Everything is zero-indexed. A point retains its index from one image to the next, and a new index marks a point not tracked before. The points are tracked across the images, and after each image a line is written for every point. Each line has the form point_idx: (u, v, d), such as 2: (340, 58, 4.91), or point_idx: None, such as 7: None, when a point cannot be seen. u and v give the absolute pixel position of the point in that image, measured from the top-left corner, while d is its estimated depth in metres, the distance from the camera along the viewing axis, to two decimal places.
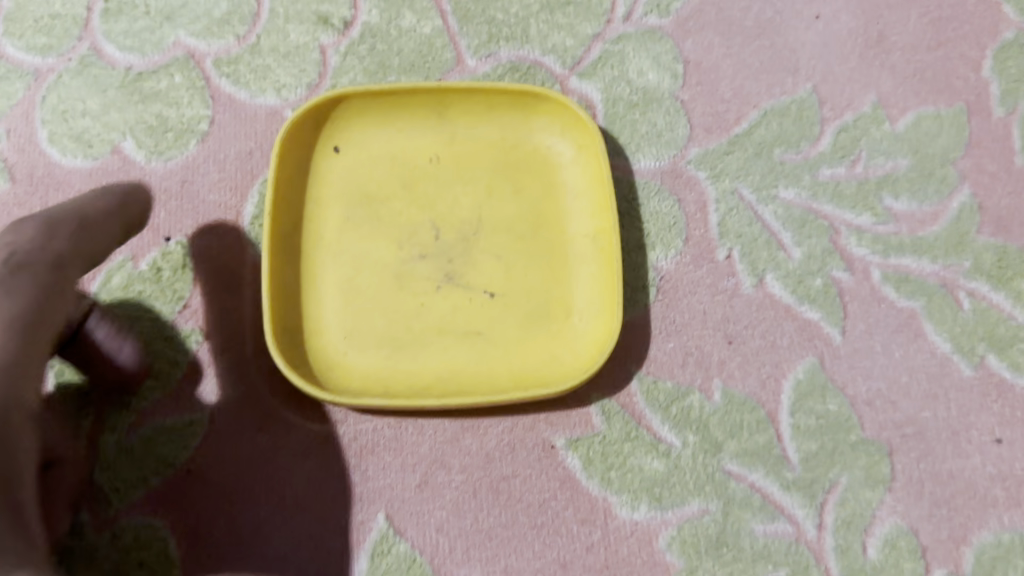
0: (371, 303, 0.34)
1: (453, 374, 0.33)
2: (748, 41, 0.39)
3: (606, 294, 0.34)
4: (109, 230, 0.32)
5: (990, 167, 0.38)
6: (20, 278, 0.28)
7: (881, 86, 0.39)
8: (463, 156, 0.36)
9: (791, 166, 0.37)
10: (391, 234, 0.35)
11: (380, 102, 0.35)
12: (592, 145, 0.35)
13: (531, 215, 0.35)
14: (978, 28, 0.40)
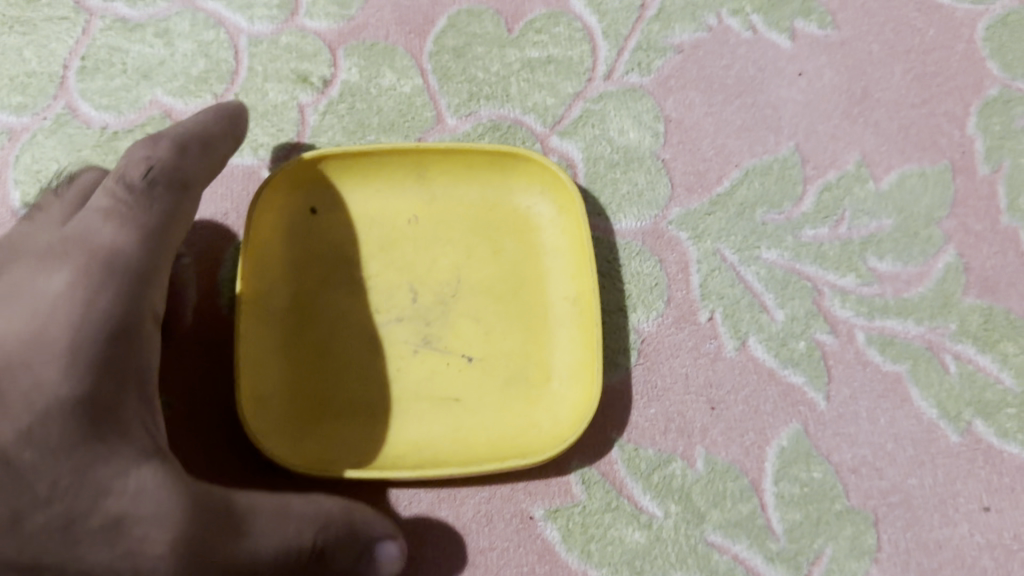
0: (347, 367, 0.33)
1: (429, 441, 0.33)
2: (729, 99, 0.39)
3: (586, 358, 0.33)
4: (226, 140, 0.33)
5: (975, 227, 0.37)
6: (158, 192, 0.30)
7: (866, 144, 0.38)
8: (442, 216, 0.35)
9: (774, 227, 0.36)
10: (368, 296, 0.34)
11: (358, 162, 0.35)
12: (571, 206, 0.35)
13: (510, 277, 0.35)
14: (961, 85, 0.40)
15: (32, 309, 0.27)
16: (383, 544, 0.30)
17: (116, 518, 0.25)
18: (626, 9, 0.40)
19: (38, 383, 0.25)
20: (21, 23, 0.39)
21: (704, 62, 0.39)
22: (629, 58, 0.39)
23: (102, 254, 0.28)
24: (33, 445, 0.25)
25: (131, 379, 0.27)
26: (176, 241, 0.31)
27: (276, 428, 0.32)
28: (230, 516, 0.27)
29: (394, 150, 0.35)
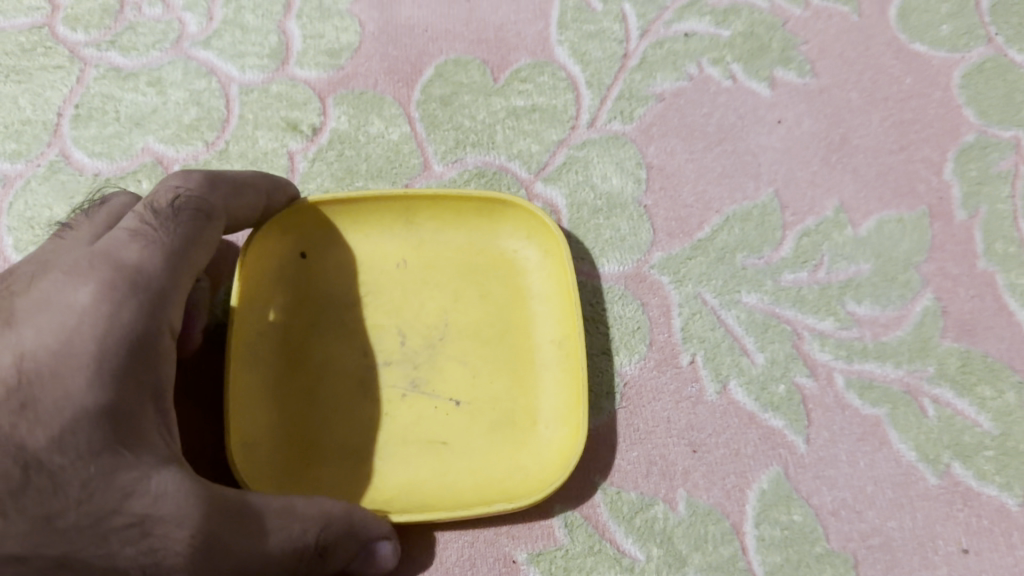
0: (336, 410, 0.34)
1: (416, 484, 0.33)
2: (709, 147, 0.39)
3: (571, 399, 0.33)
4: (263, 202, 0.34)
5: (953, 271, 0.38)
6: (185, 215, 0.30)
7: (844, 191, 0.39)
8: (431, 263, 0.36)
9: (754, 271, 0.37)
10: (357, 340, 0.35)
11: (349, 211, 0.36)
12: (556, 251, 0.35)
13: (497, 322, 0.35)
14: (939, 132, 0.41)
15: (56, 317, 0.26)
16: (381, 542, 0.31)
17: (140, 517, 0.25)
18: (609, 59, 0.41)
19: (66, 388, 0.25)
20: (19, 73, 0.40)
21: (685, 110, 0.40)
22: (612, 106, 0.40)
23: (126, 269, 0.28)
24: (59, 450, 0.25)
25: (149, 388, 0.27)
26: (196, 266, 0.31)
27: (263, 470, 0.32)
28: (248, 517, 0.27)
29: (383, 197, 0.35)
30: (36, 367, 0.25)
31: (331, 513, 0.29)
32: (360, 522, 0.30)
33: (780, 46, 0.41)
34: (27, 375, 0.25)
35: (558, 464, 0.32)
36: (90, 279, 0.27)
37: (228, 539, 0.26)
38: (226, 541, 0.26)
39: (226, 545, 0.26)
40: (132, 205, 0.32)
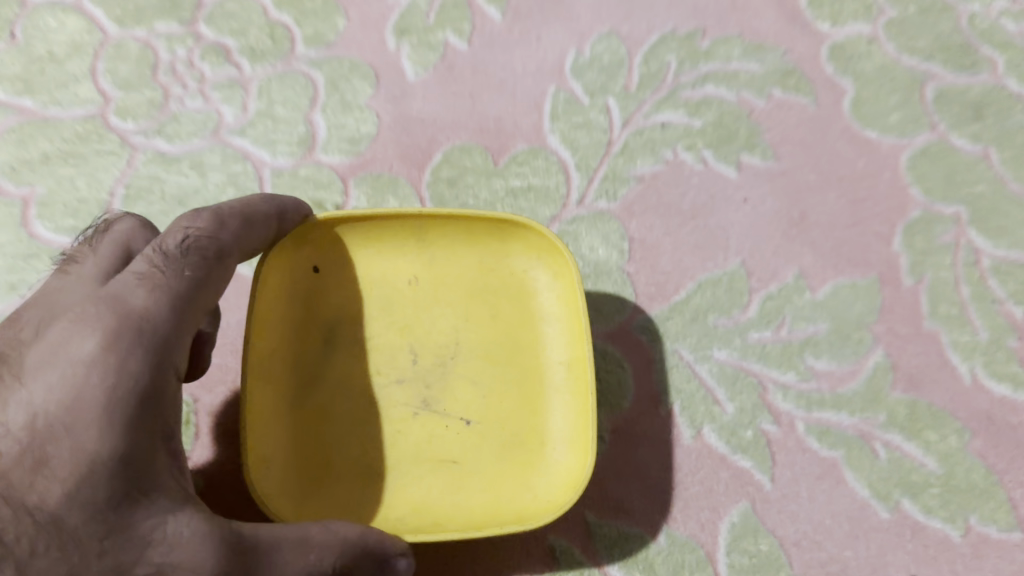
0: (359, 428, 0.38)
1: (437, 498, 0.37)
2: (683, 223, 0.45)
3: (578, 423, 0.37)
4: (267, 224, 0.36)
5: (901, 330, 0.43)
6: (192, 259, 0.32)
7: (804, 261, 0.44)
8: (441, 282, 0.40)
9: (724, 330, 0.42)
10: (376, 360, 0.39)
11: (368, 231, 0.39)
12: (564, 276, 0.39)
13: (506, 344, 0.40)
14: (889, 208, 0.46)
15: (65, 372, 0.28)
16: (399, 559, 0.34)
17: (156, 565, 0.29)
18: (595, 145, 0.46)
19: (78, 446, 0.28)
20: (77, 160, 0.46)
21: (662, 190, 0.45)
22: (598, 186, 0.45)
23: (132, 317, 0.30)
24: (75, 506, 0.28)
25: (160, 434, 0.30)
26: (202, 307, 0.33)
27: (282, 486, 0.36)
28: (257, 556, 0.30)
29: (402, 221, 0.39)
30: (51, 430, 0.28)
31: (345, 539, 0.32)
32: (374, 542, 0.33)
33: (746, 133, 0.47)
34: (43, 438, 0.28)
35: (563, 481, 0.37)
36: (99, 328, 0.29)
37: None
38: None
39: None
40: (132, 230, 0.35)
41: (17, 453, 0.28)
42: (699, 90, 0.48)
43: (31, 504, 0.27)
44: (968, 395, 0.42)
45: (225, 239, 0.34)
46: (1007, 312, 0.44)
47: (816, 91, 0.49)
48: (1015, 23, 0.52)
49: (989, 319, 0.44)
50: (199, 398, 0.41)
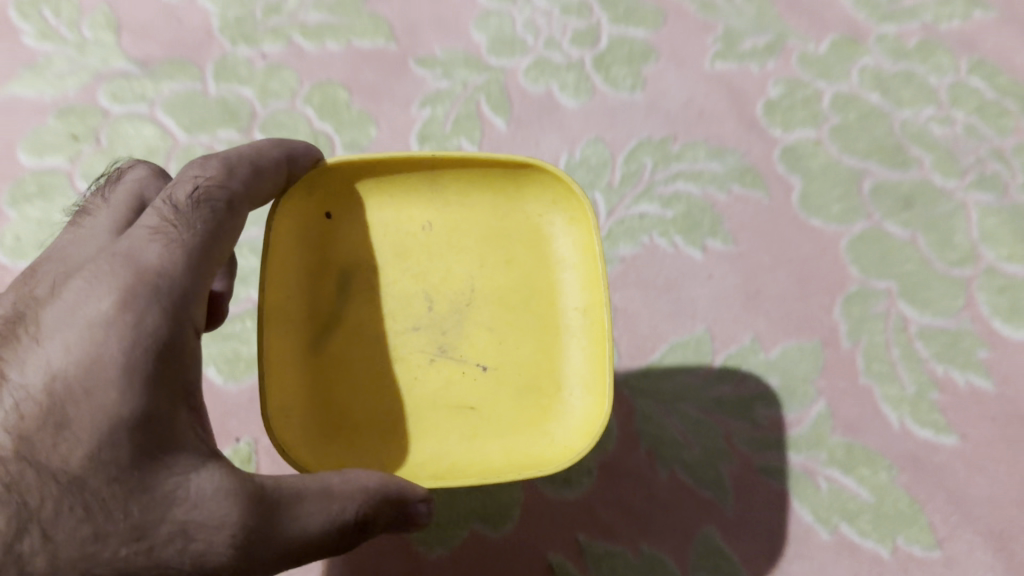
0: (381, 372, 0.45)
1: (460, 432, 0.43)
2: (658, 296, 0.54)
3: (591, 366, 0.44)
4: (278, 165, 0.42)
5: (841, 384, 0.52)
6: (202, 211, 0.38)
7: (758, 327, 0.54)
8: (454, 230, 0.46)
9: (692, 384, 0.51)
10: (394, 307, 0.45)
11: (389, 181, 0.46)
12: (579, 221, 0.45)
13: (521, 294, 0.46)
14: (832, 283, 0.55)
15: (87, 332, 0.34)
16: (419, 504, 0.38)
17: (182, 524, 0.34)
18: None
19: (100, 408, 0.33)
20: None
21: (642, 271, 0.55)
22: None
23: (147, 273, 0.35)
24: (96, 469, 0.33)
25: (181, 391, 0.35)
26: (218, 258, 0.38)
27: (304, 420, 0.42)
28: (277, 507, 0.35)
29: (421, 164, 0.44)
30: (71, 392, 0.33)
31: (369, 487, 0.37)
32: (394, 490, 0.37)
33: (710, 222, 0.57)
34: (64, 401, 0.33)
35: (579, 427, 0.43)
36: (115, 288, 0.34)
37: (257, 528, 0.35)
38: (257, 532, 0.35)
39: (260, 539, 0.35)
40: (141, 179, 0.43)
41: (41, 415, 0.33)
42: (670, 187, 0.58)
43: (59, 466, 0.33)
44: (896, 438, 0.51)
45: (230, 188, 0.40)
46: (930, 370, 0.53)
47: (769, 186, 0.59)
48: (941, 127, 0.63)
49: (916, 375, 0.52)
50: (259, 439, 0.51)
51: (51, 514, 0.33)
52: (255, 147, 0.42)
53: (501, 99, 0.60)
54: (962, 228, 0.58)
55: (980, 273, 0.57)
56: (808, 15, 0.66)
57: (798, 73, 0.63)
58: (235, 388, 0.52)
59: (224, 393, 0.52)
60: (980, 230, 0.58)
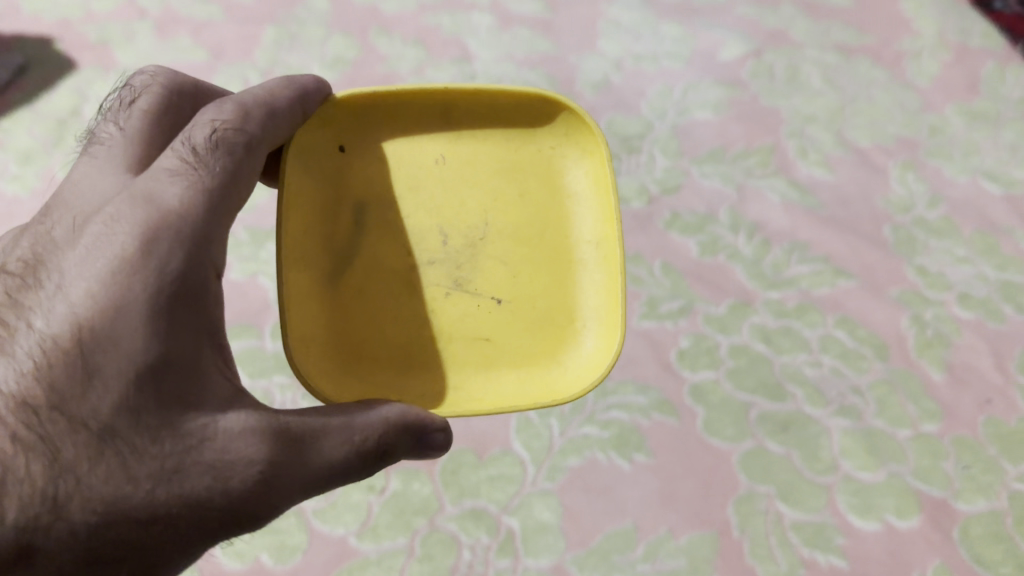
0: (399, 300, 0.65)
1: (485, 346, 0.65)
2: (596, 497, 0.75)
3: (602, 288, 0.66)
4: (288, 94, 0.62)
5: (732, 564, 0.72)
6: (224, 160, 0.57)
7: (671, 521, 0.74)
8: (466, 169, 0.69)
9: (622, 563, 0.71)
10: (418, 244, 0.66)
11: (414, 126, 0.69)
12: (591, 153, 0.69)
13: (530, 226, 0.68)
14: (727, 488, 0.75)
15: (119, 288, 0.50)
16: (438, 434, 0.58)
17: (210, 462, 0.51)
18: (543, 447, 0.77)
19: (125, 357, 0.49)
20: None
21: (584, 477, 0.76)
22: (547, 473, 0.76)
23: (168, 235, 0.52)
24: (117, 412, 0.49)
25: (201, 332, 0.53)
26: (237, 193, 0.57)
27: (317, 311, 0.63)
28: (305, 446, 0.54)
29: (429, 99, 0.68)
30: (101, 343, 0.49)
31: (388, 422, 0.56)
32: (410, 419, 0.57)
33: (635, 441, 0.78)
34: (94, 353, 0.49)
35: (600, 325, 0.66)
36: (136, 239, 0.51)
37: (282, 459, 0.53)
38: (279, 464, 0.52)
39: (285, 465, 0.53)
40: (148, 101, 0.63)
41: (74, 371, 0.49)
42: (606, 414, 0.79)
43: (90, 415, 0.49)
44: None
45: (245, 133, 0.59)
46: (800, 552, 0.72)
47: (680, 414, 0.79)
48: (813, 369, 0.83)
49: (788, 556, 0.72)
50: None
51: (87, 466, 0.49)
52: (265, 98, 0.61)
53: None
54: (826, 444, 0.78)
55: (839, 479, 0.76)
56: (710, 284, 0.89)
57: (702, 329, 0.85)
58: (280, 568, 0.71)
59: (273, 572, 0.71)
60: (839, 447, 0.78)
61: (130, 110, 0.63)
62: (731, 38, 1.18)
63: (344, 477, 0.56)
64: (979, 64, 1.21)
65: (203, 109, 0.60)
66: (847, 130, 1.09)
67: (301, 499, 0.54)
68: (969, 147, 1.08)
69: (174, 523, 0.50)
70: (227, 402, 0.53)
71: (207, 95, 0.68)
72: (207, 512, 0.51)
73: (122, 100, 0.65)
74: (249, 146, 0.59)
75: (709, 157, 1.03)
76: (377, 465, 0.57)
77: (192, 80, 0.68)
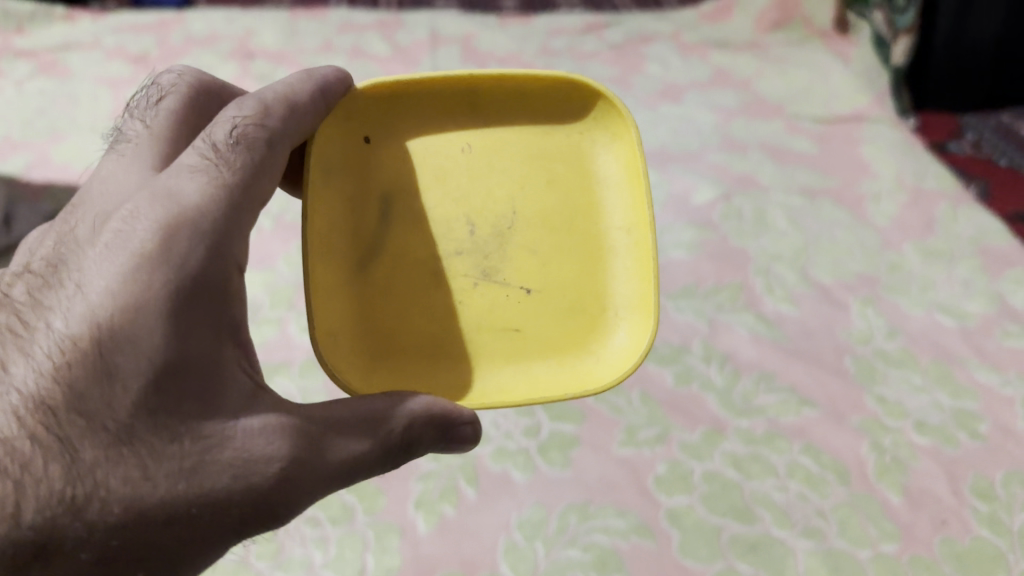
0: (428, 289, 0.80)
1: (517, 332, 0.80)
2: None
3: (631, 272, 0.81)
4: (308, 89, 0.73)
5: None
6: (243, 159, 0.66)
7: None
8: (495, 158, 0.83)
9: None
10: (450, 238, 0.81)
11: (443, 117, 0.83)
12: (621, 142, 0.83)
13: (557, 219, 0.82)
14: None
15: (140, 295, 0.58)
16: (467, 426, 0.68)
17: (228, 463, 0.58)
18: (529, 569, 0.82)
19: (143, 357, 0.57)
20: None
21: None
22: None
23: (186, 243, 0.60)
24: (136, 410, 0.57)
25: (219, 331, 0.61)
26: (268, 180, 0.68)
27: (348, 291, 0.78)
28: (322, 449, 0.62)
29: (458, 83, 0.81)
30: (122, 344, 0.57)
31: (412, 418, 0.66)
32: (436, 416, 0.67)
33: (615, 563, 0.83)
34: (114, 356, 0.57)
35: (630, 312, 0.80)
36: (155, 245, 0.59)
37: (304, 456, 0.61)
38: (296, 462, 0.61)
39: (302, 464, 0.61)
40: (170, 101, 0.76)
41: (96, 373, 0.57)
42: (588, 536, 0.85)
43: (110, 416, 0.57)
44: None
45: (267, 128, 0.68)
46: None
47: (657, 536, 0.85)
48: (780, 493, 0.89)
49: None
50: None
51: (107, 464, 0.56)
52: (286, 93, 0.71)
53: (472, 473, 0.90)
54: (792, 565, 0.84)
55: None
56: (685, 414, 0.97)
57: (677, 456, 0.92)
58: None
59: None
60: (805, 566, 0.84)
61: (156, 110, 0.75)
62: (702, 185, 1.32)
63: (372, 465, 0.65)
64: (933, 205, 1.29)
65: (229, 107, 0.70)
66: (810, 268, 1.18)
67: (324, 492, 0.63)
68: (925, 282, 1.17)
69: (193, 520, 0.57)
70: (246, 401, 0.61)
71: (221, 97, 0.81)
72: (227, 509, 0.58)
73: (149, 99, 0.77)
74: (270, 140, 0.68)
75: (683, 292, 1.13)
76: (402, 455, 0.67)
77: (209, 82, 0.81)
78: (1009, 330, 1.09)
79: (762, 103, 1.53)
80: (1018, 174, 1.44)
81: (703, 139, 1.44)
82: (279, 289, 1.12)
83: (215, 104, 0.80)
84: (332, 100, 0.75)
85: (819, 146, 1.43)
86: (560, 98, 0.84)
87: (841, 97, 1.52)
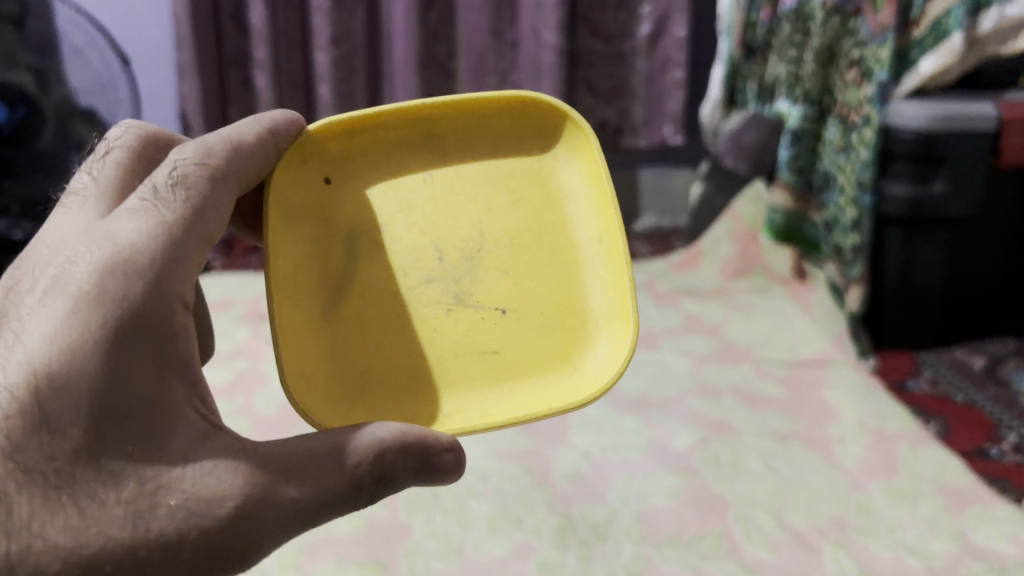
0: (402, 321, 0.90)
1: (498, 354, 0.89)
2: None
3: (610, 280, 0.91)
4: (253, 141, 0.84)
5: None
6: (191, 203, 0.76)
7: None
8: (459, 187, 0.95)
9: None
10: (422, 268, 0.91)
11: (405, 151, 0.96)
12: (586, 156, 0.95)
13: (526, 242, 0.93)
14: None
15: (78, 347, 0.65)
16: (445, 453, 0.74)
17: (180, 504, 0.65)
18: None
19: (78, 407, 0.64)
20: None
21: None
22: None
23: (123, 291, 0.67)
24: (76, 457, 0.64)
25: (162, 373, 0.68)
26: (220, 227, 0.79)
27: (315, 329, 0.87)
28: (279, 485, 0.68)
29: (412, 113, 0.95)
30: (61, 396, 0.64)
31: (381, 447, 0.71)
32: (405, 442, 0.72)
33: None
34: (52, 409, 0.64)
35: (611, 322, 0.90)
36: (91, 293, 0.67)
37: (258, 492, 0.67)
38: (255, 497, 0.67)
39: (261, 499, 0.67)
40: (117, 152, 0.86)
41: (34, 423, 0.64)
42: None
43: (47, 465, 0.63)
44: None
45: (211, 173, 0.79)
46: None
47: None
48: None
49: None
50: None
51: (47, 516, 0.63)
52: (229, 138, 0.82)
53: None
54: None
55: None
56: None
57: None
58: None
59: None
60: None
61: (104, 162, 0.85)
62: (680, 431, 1.44)
63: (343, 498, 0.70)
64: (894, 447, 1.39)
65: (176, 156, 0.81)
66: (785, 513, 1.26)
67: (286, 531, 0.68)
68: (892, 523, 1.24)
69: (143, 563, 0.63)
70: (198, 440, 0.69)
71: (166, 145, 0.91)
72: (178, 552, 0.64)
73: (99, 151, 0.87)
74: (213, 184, 0.79)
75: (667, 542, 1.21)
76: (377, 488, 0.72)
77: (155, 134, 0.91)
78: (974, 568, 1.15)
79: (731, 348, 1.68)
80: (973, 409, 1.56)
81: (678, 384, 1.57)
82: (286, 552, 1.19)
83: (162, 153, 0.90)
84: (284, 140, 0.89)
85: (786, 390, 1.55)
86: (515, 119, 0.97)
87: (803, 342, 1.68)
